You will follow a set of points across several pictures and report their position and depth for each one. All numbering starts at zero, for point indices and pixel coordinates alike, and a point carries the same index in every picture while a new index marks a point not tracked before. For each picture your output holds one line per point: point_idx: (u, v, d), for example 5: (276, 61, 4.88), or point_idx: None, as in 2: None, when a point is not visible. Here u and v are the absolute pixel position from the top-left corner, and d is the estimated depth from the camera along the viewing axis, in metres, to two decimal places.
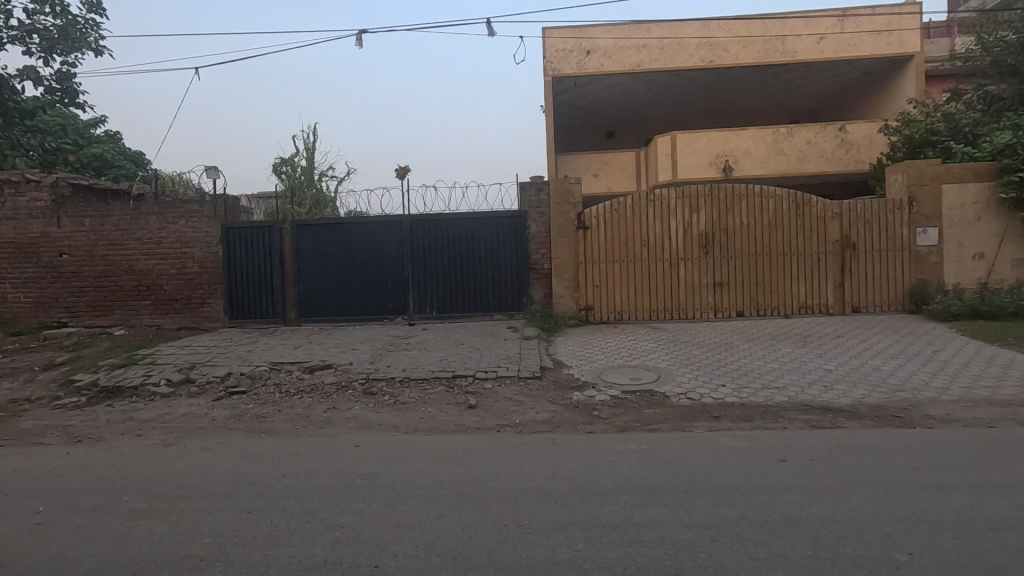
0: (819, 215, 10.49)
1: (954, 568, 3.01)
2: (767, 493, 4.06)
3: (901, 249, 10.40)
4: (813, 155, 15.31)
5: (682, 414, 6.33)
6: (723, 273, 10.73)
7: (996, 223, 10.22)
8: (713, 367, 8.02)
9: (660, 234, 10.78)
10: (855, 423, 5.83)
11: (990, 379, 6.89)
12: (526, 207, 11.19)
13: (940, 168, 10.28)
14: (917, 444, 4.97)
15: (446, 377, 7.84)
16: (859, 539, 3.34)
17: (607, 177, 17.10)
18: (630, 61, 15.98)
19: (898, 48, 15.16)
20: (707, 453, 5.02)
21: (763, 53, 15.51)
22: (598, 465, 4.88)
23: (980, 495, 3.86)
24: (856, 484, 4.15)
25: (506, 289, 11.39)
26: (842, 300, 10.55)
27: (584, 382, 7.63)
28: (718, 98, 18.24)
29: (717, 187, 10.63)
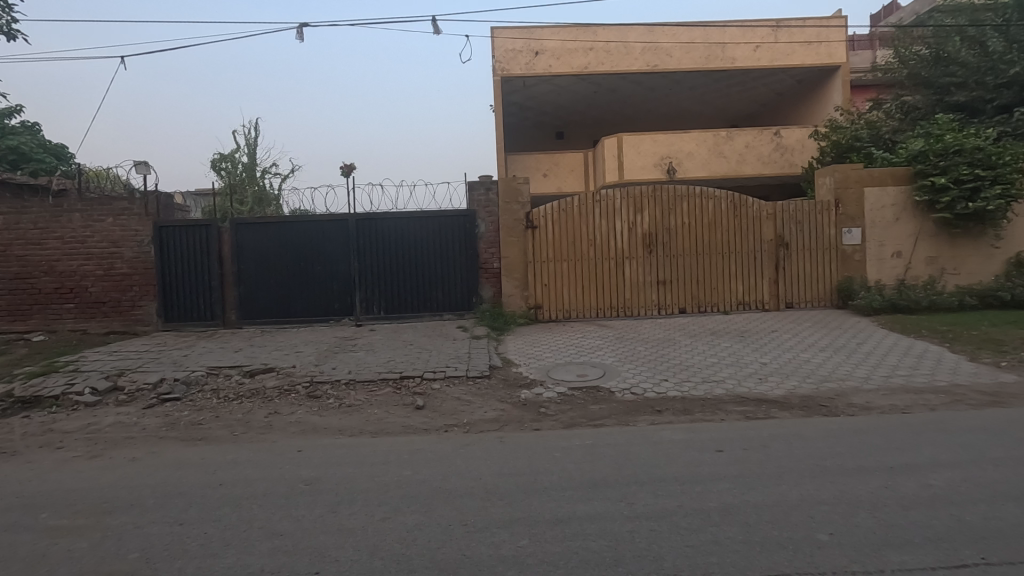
0: (755, 216, 10.99)
1: (869, 544, 3.23)
2: (704, 483, 4.22)
3: (829, 248, 11.04)
4: (751, 158, 16.00)
5: (626, 409, 6.49)
6: (667, 271, 11.08)
7: (912, 224, 10.96)
8: (657, 362, 8.28)
9: (606, 233, 11.01)
10: (786, 413, 6.16)
11: (906, 369, 7.43)
12: (475, 206, 11.20)
13: (863, 173, 10.95)
14: (841, 431, 5.30)
15: (394, 378, 7.73)
16: (786, 522, 3.54)
17: (556, 177, 17.33)
18: (577, 63, 16.25)
19: (826, 58, 16.06)
20: (649, 445, 5.18)
21: (705, 59, 16.09)
22: (544, 461, 4.95)
23: (894, 476, 4.16)
24: (785, 470, 4.38)
25: (456, 289, 11.35)
26: (776, 296, 11.11)
27: (532, 380, 7.71)
28: (662, 102, 18.80)
29: (660, 188, 10.96)
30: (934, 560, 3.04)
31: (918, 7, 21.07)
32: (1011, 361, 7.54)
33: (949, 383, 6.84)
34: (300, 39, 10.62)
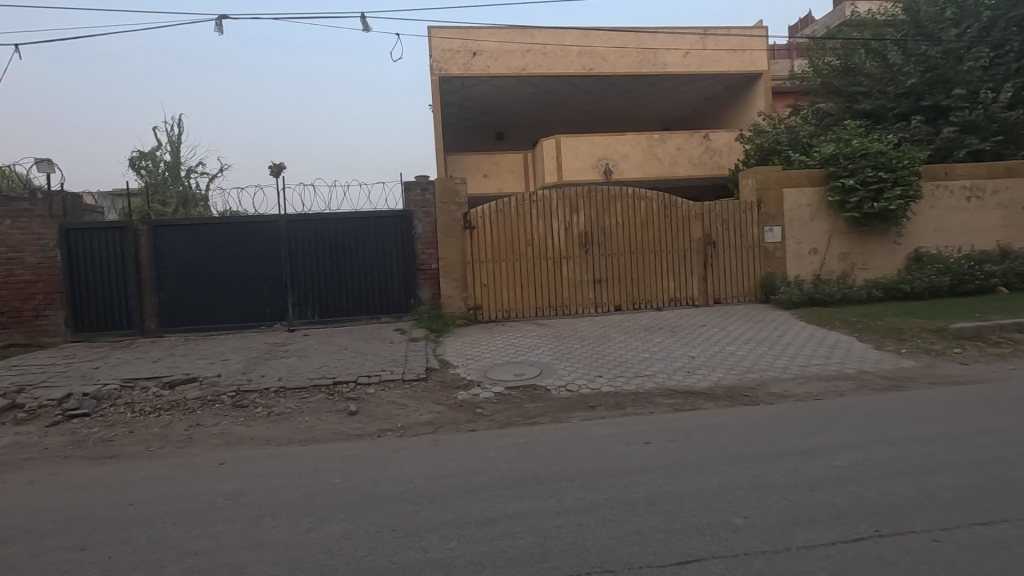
0: (684, 215, 11.43)
1: (778, 525, 3.42)
2: (630, 475, 4.34)
3: (752, 246, 11.63)
4: (682, 160, 16.62)
5: (561, 406, 6.59)
6: (602, 270, 11.33)
7: (826, 222, 11.73)
8: (592, 359, 8.45)
9: (543, 233, 11.13)
10: (711, 403, 6.44)
11: (820, 358, 7.95)
12: (412, 207, 11.05)
13: (782, 174, 11.62)
14: (759, 419, 5.60)
15: (326, 384, 7.49)
16: (705, 509, 3.70)
17: (495, 177, 17.38)
18: (515, 64, 16.35)
19: (749, 66, 16.91)
20: (580, 441, 5.28)
21: (638, 64, 16.59)
22: (477, 461, 4.94)
23: (804, 459, 4.43)
24: (707, 458, 4.58)
25: (393, 291, 11.15)
26: (706, 292, 11.60)
27: (469, 381, 7.70)
28: (598, 105, 19.23)
29: (595, 189, 11.20)
30: (835, 535, 3.25)
31: (830, 21, 22.62)
32: (910, 348, 8.21)
33: (856, 370, 7.38)
34: (220, 31, 10.10)
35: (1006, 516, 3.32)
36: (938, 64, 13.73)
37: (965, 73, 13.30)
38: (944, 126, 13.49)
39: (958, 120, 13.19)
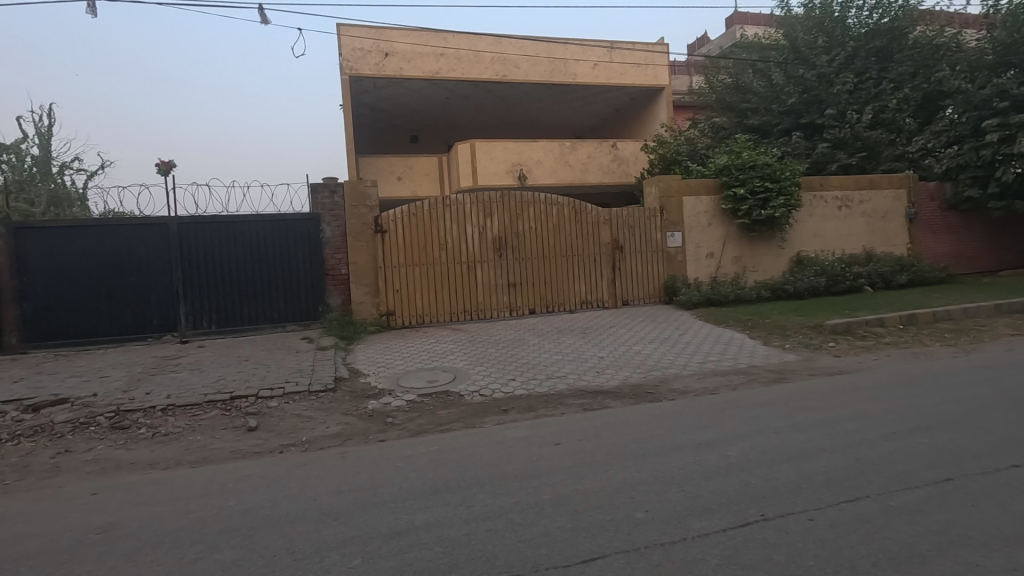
0: (593, 221, 11.82)
1: (675, 516, 3.58)
2: (539, 477, 4.39)
3: (656, 250, 12.25)
4: (592, 167, 17.19)
5: (473, 412, 6.55)
6: (516, 274, 11.45)
7: (721, 228, 12.60)
8: (506, 363, 8.50)
9: (457, 238, 11.07)
10: (618, 401, 6.68)
11: (716, 355, 8.52)
12: (319, 210, 10.60)
13: (682, 183, 12.33)
14: (661, 415, 5.88)
15: (222, 400, 6.96)
16: (609, 506, 3.80)
17: (409, 181, 17.08)
18: (428, 67, 16.17)
19: (653, 80, 17.83)
20: (492, 446, 5.27)
21: (549, 73, 16.99)
22: (385, 473, 4.78)
23: (700, 451, 4.69)
24: (612, 456, 4.73)
25: (299, 297, 10.60)
26: (614, 295, 12.07)
27: (380, 389, 7.46)
28: (512, 111, 19.48)
29: (508, 194, 11.30)
30: (726, 522, 3.45)
31: (723, 42, 24.45)
32: (793, 343, 8.99)
33: (748, 364, 7.98)
34: (92, 13, 9.10)
35: (868, 492, 3.70)
36: (813, 86, 15.19)
37: (836, 95, 14.83)
38: (819, 142, 14.96)
39: (831, 137, 14.66)
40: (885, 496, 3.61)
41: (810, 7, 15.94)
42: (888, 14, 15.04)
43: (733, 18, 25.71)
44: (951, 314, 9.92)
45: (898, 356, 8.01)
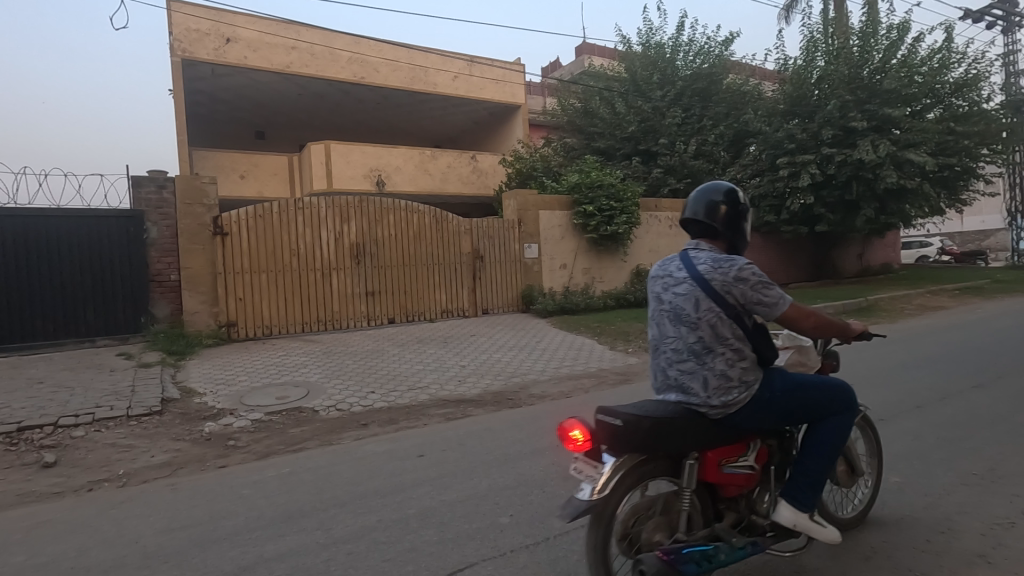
0: (454, 230, 11.90)
1: (538, 518, 3.71)
2: (403, 491, 4.26)
3: (514, 261, 12.70)
4: (452, 177, 17.30)
5: (329, 428, 6.16)
6: (375, 282, 11.07)
7: (573, 242, 13.44)
8: (365, 375, 8.15)
9: (310, 243, 10.41)
10: (480, 409, 6.76)
11: (569, 360, 9.06)
12: (143, 207, 9.35)
13: (538, 198, 12.96)
14: (521, 421, 6.08)
15: (6, 432, 5.71)
16: (475, 514, 3.82)
17: (255, 180, 15.68)
18: (278, 60, 15.06)
19: (510, 97, 18.54)
20: (350, 463, 5.00)
21: (409, 80, 16.83)
22: (227, 503, 4.28)
23: (558, 453, 4.93)
24: (477, 464, 4.77)
25: (116, 307, 9.18)
26: (474, 303, 12.26)
27: (219, 409, 6.69)
28: (370, 115, 18.92)
29: (366, 200, 10.92)
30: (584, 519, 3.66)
31: (574, 68, 26.37)
32: (635, 347, 9.90)
33: (597, 368, 8.61)
34: None
35: None
36: (649, 117, 17.02)
37: (667, 126, 16.75)
38: (654, 167, 16.77)
39: (664, 163, 16.57)
40: None
41: (646, 46, 18.03)
42: (708, 61, 17.41)
43: (581, 48, 27.84)
44: None
45: None
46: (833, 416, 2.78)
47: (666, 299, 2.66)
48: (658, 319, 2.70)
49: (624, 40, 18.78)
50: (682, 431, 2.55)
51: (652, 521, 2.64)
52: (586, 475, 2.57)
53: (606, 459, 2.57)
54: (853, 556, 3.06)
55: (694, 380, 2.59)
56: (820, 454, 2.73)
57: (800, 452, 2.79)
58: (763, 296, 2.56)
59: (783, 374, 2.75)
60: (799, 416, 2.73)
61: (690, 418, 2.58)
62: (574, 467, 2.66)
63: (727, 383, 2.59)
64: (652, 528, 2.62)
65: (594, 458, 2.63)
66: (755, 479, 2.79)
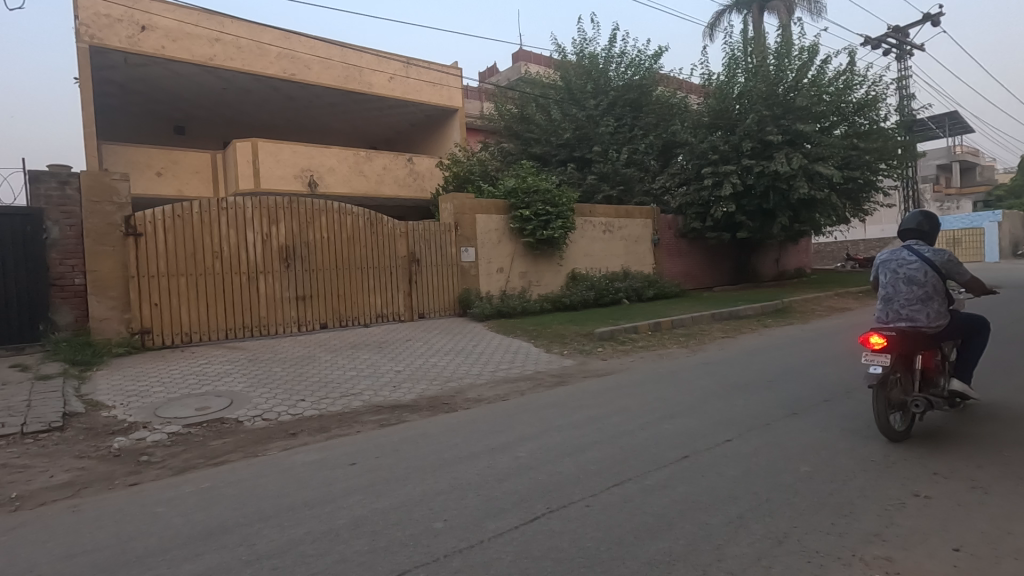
0: (389, 233, 11.70)
1: (472, 521, 3.70)
2: (334, 501, 4.13)
3: (451, 265, 12.64)
4: (388, 179, 16.98)
5: (255, 439, 5.87)
6: (305, 286, 10.67)
7: (510, 246, 13.53)
8: (294, 382, 7.84)
9: (235, 245, 9.90)
10: (416, 414, 6.67)
11: (506, 364, 9.12)
12: (43, 205, 8.62)
13: (474, 202, 12.97)
14: (457, 424, 6.05)
15: None
16: (408, 520, 3.76)
17: (173, 177, 14.73)
18: (200, 52, 14.26)
19: (448, 100, 18.47)
20: (277, 474, 4.79)
21: (343, 79, 16.40)
22: (139, 522, 3.99)
23: (493, 455, 4.95)
24: (411, 470, 4.70)
25: (10, 314, 8.42)
26: (411, 307, 12.09)
27: (131, 423, 6.22)
28: (301, 113, 18.28)
29: (296, 201, 10.54)
30: (518, 519, 3.69)
31: (510, 75, 26.65)
32: (569, 349, 10.11)
33: (533, 371, 8.71)
34: None
35: (630, 475, 4.33)
36: (583, 125, 17.46)
37: (601, 134, 17.25)
38: (588, 174, 17.23)
39: (597, 170, 17.05)
40: (642, 477, 4.27)
41: (581, 56, 18.53)
42: (639, 73, 18.07)
43: (518, 55, 28.17)
44: (684, 321, 12.23)
45: (648, 357, 9.59)
46: (976, 337, 4.81)
47: (901, 269, 4.76)
48: (894, 281, 4.79)
49: (559, 49, 19.20)
50: (912, 338, 4.60)
51: (897, 387, 4.66)
52: (874, 359, 4.57)
53: (886, 354, 4.55)
54: (768, 541, 3.26)
55: (919, 311, 4.64)
56: (970, 357, 4.81)
57: (960, 356, 4.86)
58: (956, 270, 4.65)
59: (955, 313, 4.84)
60: (960, 335, 4.79)
61: (919, 334, 4.62)
62: (862, 356, 4.66)
63: (934, 316, 4.64)
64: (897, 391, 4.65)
65: (877, 353, 4.59)
66: (938, 370, 4.84)
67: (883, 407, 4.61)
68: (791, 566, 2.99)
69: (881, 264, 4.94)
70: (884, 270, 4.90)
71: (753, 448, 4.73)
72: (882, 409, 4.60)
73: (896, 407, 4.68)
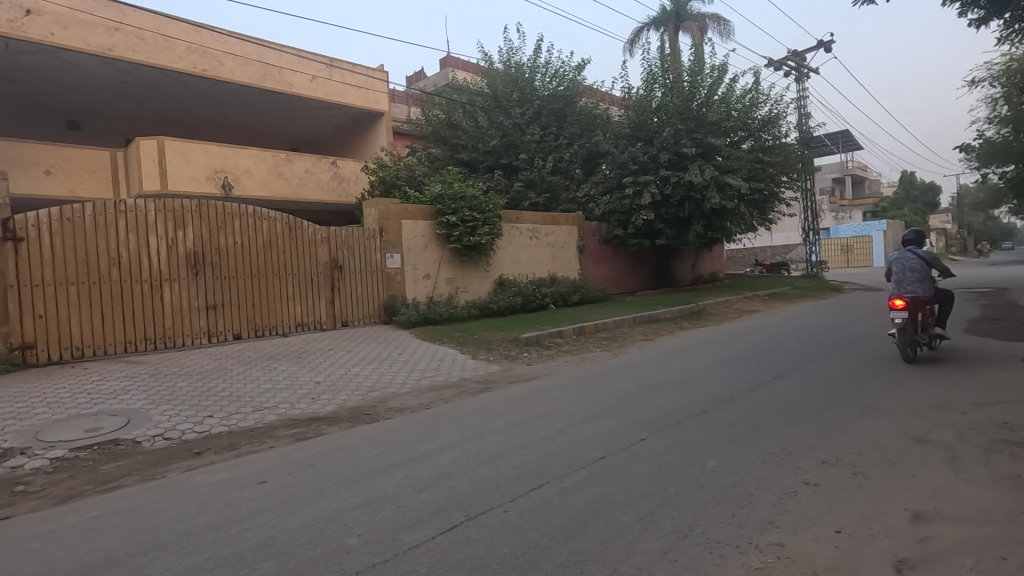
0: (310, 239, 11.27)
1: (387, 535, 3.61)
2: (239, 522, 3.89)
3: (376, 271, 12.34)
4: (310, 183, 16.34)
5: (154, 461, 5.44)
6: (217, 294, 10.05)
7: (437, 252, 13.39)
8: (202, 397, 7.35)
9: (135, 251, 9.18)
10: (335, 426, 6.43)
11: (431, 371, 9.01)
12: None
13: (400, 207, 12.75)
14: (377, 435, 5.90)
15: None
16: (320, 538, 3.61)
17: (65, 176, 13.44)
18: (96, 41, 13.14)
19: (373, 104, 18.09)
20: (177, 498, 4.46)
21: (260, 77, 15.66)
22: (10, 560, 3.58)
23: (413, 465, 4.87)
24: (326, 485, 4.53)
25: None
26: (333, 316, 11.70)
27: (6, 449, 5.58)
28: (214, 111, 17.27)
29: (205, 204, 9.94)
30: (434, 530, 3.64)
31: (438, 80, 26.55)
32: (496, 355, 10.15)
33: (458, 378, 8.65)
34: None
35: (547, 478, 4.39)
36: (510, 133, 17.68)
37: (527, 142, 17.52)
38: (514, 181, 17.43)
39: (524, 178, 17.30)
40: (560, 480, 4.34)
41: (507, 65, 18.78)
42: (563, 83, 18.52)
43: (446, 61, 28.14)
44: (607, 325, 12.62)
45: (572, 361, 9.81)
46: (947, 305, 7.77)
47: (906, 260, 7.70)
48: (902, 271, 7.77)
49: (486, 57, 19.37)
50: (919, 302, 7.49)
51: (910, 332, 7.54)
52: (897, 314, 7.43)
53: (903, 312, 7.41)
54: (674, 535, 3.41)
55: (918, 284, 7.60)
56: (947, 313, 7.75)
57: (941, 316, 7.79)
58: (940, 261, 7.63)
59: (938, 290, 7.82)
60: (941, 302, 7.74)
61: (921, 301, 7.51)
62: (890, 314, 7.52)
63: (927, 288, 7.59)
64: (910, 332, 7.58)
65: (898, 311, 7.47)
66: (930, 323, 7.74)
67: (903, 341, 7.53)
68: (694, 558, 3.14)
69: (894, 261, 7.95)
70: (895, 262, 7.88)
71: (665, 446, 4.95)
72: (904, 343, 7.54)
73: (910, 344, 7.57)
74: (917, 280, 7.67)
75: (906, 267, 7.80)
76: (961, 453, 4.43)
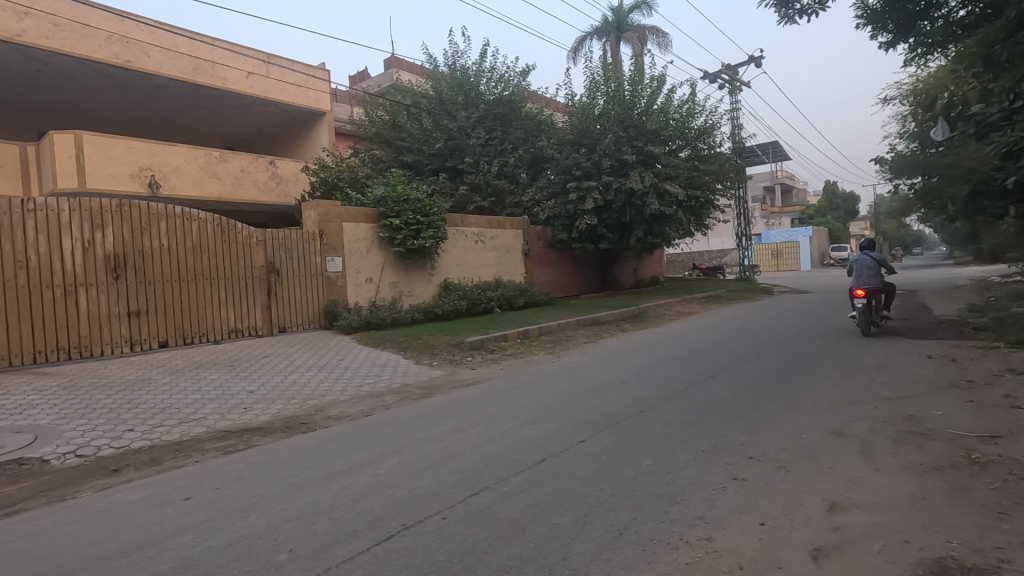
0: (244, 241, 10.82)
1: (320, 549, 3.49)
2: (158, 543, 3.66)
3: (315, 275, 11.96)
4: (246, 183, 15.65)
5: (63, 481, 5.03)
6: (140, 300, 9.46)
7: (380, 255, 13.12)
8: (122, 410, 6.88)
9: (47, 254, 8.51)
10: (268, 437, 6.16)
11: (373, 377, 8.81)
12: None
13: (341, 209, 12.40)
14: (313, 445, 5.71)
15: None
16: (248, 555, 3.45)
17: None
18: (4, 26, 12.11)
19: (313, 103, 17.57)
20: (90, 520, 4.15)
21: (191, 71, 14.89)
22: None
23: (350, 475, 4.73)
24: (255, 499, 4.33)
25: None
26: (269, 321, 11.25)
27: None
28: (140, 106, 16.27)
29: (128, 204, 9.35)
30: (370, 541, 3.55)
31: (382, 81, 26.15)
32: (439, 360, 10.06)
33: (400, 384, 8.50)
34: None
35: (487, 483, 4.38)
36: (455, 136, 17.62)
37: (472, 146, 17.51)
38: (460, 185, 17.38)
39: (469, 181, 17.26)
40: (499, 484, 4.34)
41: (453, 68, 18.71)
42: (508, 88, 18.63)
43: (390, 61, 27.74)
44: (551, 329, 12.76)
45: (515, 364, 9.86)
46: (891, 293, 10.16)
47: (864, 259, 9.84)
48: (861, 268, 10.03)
49: (431, 59, 19.24)
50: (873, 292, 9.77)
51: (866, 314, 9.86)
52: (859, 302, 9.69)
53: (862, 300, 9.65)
54: (609, 534, 3.48)
55: (873, 277, 9.86)
56: (892, 300, 10.17)
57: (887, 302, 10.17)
58: (887, 260, 9.96)
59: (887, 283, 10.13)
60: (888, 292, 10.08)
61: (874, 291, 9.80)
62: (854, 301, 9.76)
63: (879, 280, 9.94)
64: (867, 314, 9.90)
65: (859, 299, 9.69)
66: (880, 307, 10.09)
67: (864, 321, 9.85)
68: (627, 557, 3.21)
69: (855, 261, 10.19)
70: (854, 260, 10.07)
71: (603, 447, 5.04)
72: (864, 322, 9.86)
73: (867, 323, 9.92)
74: (872, 275, 9.95)
75: (862, 265, 10.03)
76: (873, 445, 4.76)
